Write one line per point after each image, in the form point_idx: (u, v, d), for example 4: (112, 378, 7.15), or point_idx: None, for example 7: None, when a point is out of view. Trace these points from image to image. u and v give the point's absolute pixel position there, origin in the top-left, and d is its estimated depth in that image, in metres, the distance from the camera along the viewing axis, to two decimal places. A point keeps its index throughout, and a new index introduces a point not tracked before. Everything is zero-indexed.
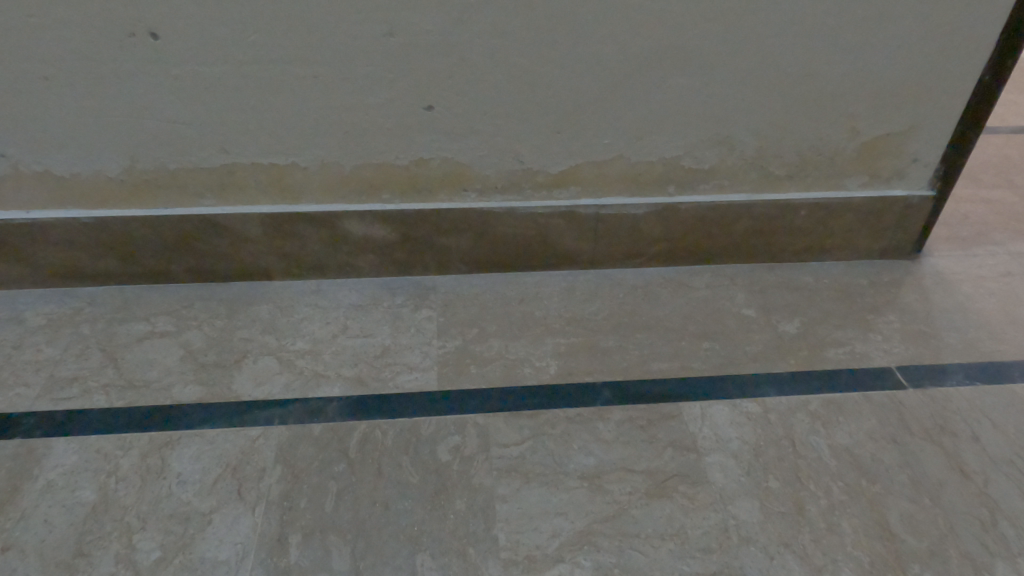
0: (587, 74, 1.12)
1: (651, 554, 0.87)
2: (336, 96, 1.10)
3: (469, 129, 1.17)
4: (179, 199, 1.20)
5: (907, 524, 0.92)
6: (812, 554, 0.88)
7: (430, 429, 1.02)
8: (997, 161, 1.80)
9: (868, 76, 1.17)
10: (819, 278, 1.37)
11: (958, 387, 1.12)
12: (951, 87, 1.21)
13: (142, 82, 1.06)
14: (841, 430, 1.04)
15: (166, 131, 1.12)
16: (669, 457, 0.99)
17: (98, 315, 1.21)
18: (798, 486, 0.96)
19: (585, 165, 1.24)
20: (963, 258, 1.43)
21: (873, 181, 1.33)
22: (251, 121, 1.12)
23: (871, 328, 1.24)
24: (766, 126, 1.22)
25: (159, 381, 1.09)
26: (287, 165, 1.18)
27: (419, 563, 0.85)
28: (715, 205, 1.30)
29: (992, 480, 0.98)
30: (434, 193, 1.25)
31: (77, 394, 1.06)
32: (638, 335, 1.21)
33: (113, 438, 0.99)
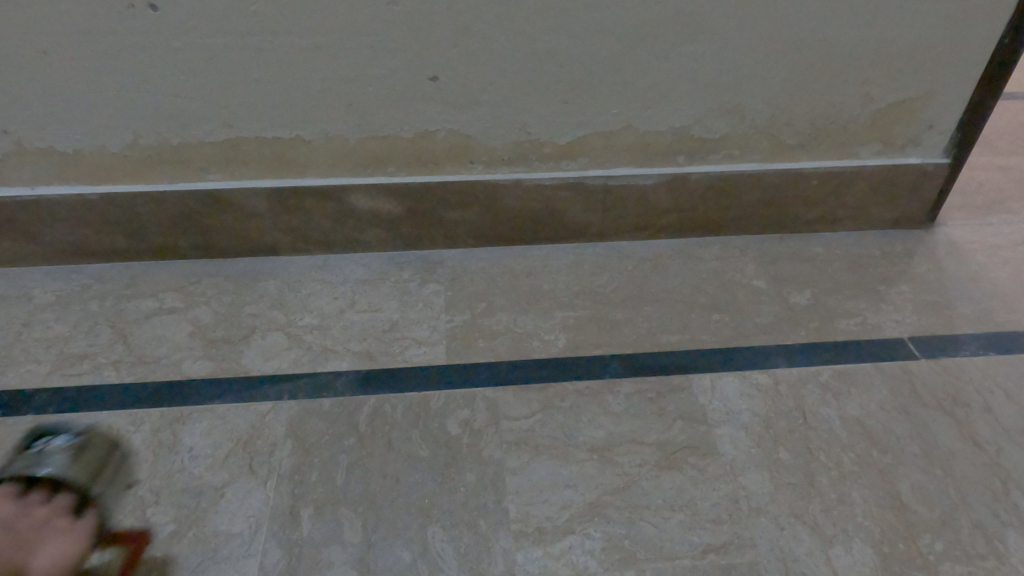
0: (595, 43, 1.10)
1: (661, 526, 0.87)
2: (340, 67, 1.09)
3: (475, 101, 1.15)
4: (184, 174, 1.19)
5: (917, 493, 0.91)
6: (822, 525, 0.88)
7: (439, 403, 1.02)
8: (1013, 128, 1.76)
9: (884, 41, 1.14)
10: (831, 248, 1.35)
11: (971, 357, 1.11)
12: (969, 51, 1.18)
13: (144, 55, 1.04)
14: (852, 401, 1.04)
15: (168, 105, 1.10)
16: (679, 429, 0.99)
17: (106, 291, 1.20)
18: (808, 457, 0.95)
19: (593, 136, 1.23)
20: (978, 227, 1.41)
21: (886, 149, 1.31)
22: (253, 94, 1.10)
23: (883, 299, 1.23)
24: (777, 94, 1.20)
25: (169, 357, 1.09)
26: (291, 139, 1.17)
27: (430, 536, 0.86)
28: (724, 175, 1.29)
29: (1005, 449, 0.97)
30: (440, 165, 1.23)
31: (88, 370, 1.06)
32: (647, 308, 1.20)
33: (124, 414, 1.00)
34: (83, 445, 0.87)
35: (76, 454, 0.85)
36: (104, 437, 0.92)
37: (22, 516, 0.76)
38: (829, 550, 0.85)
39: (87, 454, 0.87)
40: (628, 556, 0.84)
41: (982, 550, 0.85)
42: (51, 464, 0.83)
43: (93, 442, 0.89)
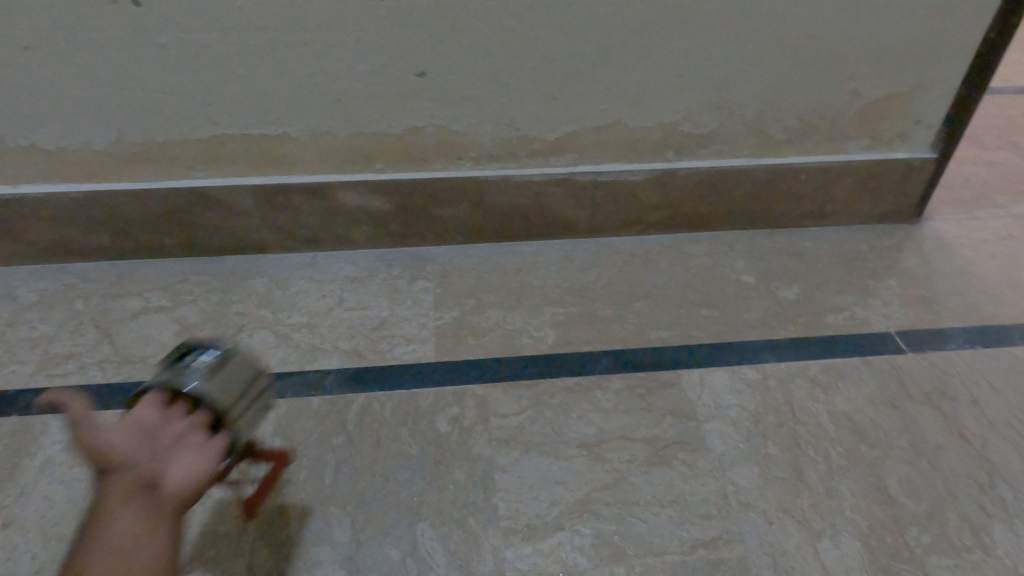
0: (583, 38, 1.10)
1: (651, 522, 0.87)
2: (326, 64, 1.08)
3: (463, 97, 1.15)
4: (170, 171, 1.18)
5: (905, 487, 0.92)
6: (810, 519, 0.88)
7: (428, 401, 1.02)
8: (1000, 123, 1.78)
9: (871, 36, 1.15)
10: (819, 243, 1.35)
11: (958, 351, 1.12)
12: (955, 46, 1.18)
13: (128, 51, 1.03)
14: (841, 395, 1.04)
15: (153, 102, 1.09)
16: (668, 425, 0.99)
17: (91, 290, 1.19)
18: (797, 452, 0.96)
19: (582, 132, 1.22)
20: (965, 221, 1.42)
21: (874, 144, 1.31)
22: (240, 90, 1.10)
23: (871, 294, 1.23)
24: (765, 89, 1.20)
25: (155, 357, 1.08)
26: (278, 136, 1.16)
27: (419, 534, 0.85)
28: (713, 170, 1.29)
29: (991, 442, 0.98)
30: (429, 162, 1.23)
31: (73, 370, 1.05)
32: (637, 304, 1.20)
33: (110, 414, 0.99)
34: (228, 358, 0.67)
35: (217, 369, 0.66)
36: (257, 361, 0.70)
37: (154, 429, 0.61)
38: (817, 544, 0.85)
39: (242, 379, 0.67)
40: (617, 552, 0.84)
41: (968, 543, 0.86)
42: (189, 380, 0.64)
43: (251, 361, 0.69)
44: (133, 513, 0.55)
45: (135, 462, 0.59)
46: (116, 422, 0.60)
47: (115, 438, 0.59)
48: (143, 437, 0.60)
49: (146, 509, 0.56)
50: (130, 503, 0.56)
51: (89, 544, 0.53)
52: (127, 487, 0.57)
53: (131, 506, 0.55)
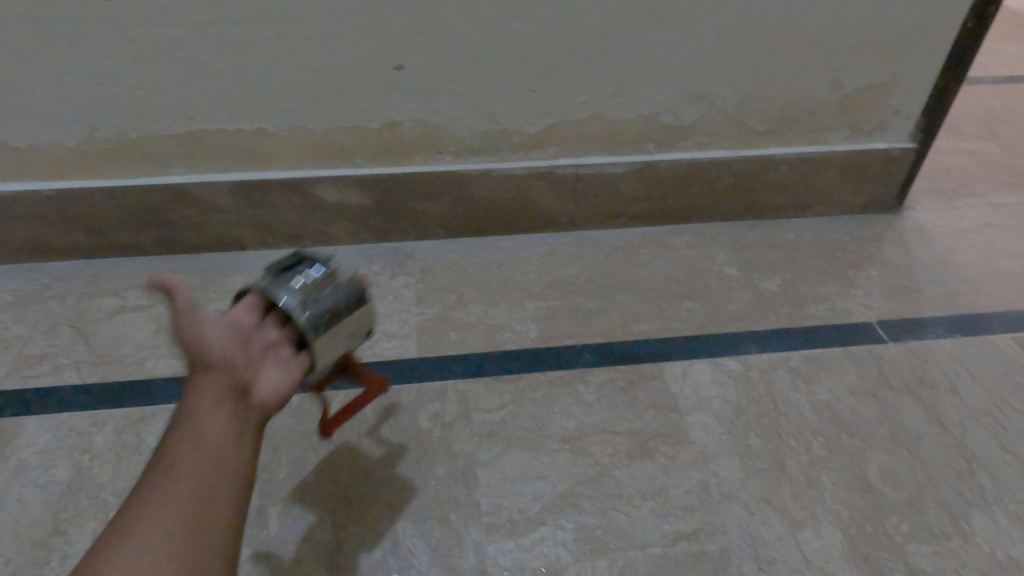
0: (562, 30, 1.09)
1: (633, 515, 0.87)
2: (302, 57, 1.06)
3: (442, 90, 1.14)
4: (145, 168, 1.17)
5: (885, 476, 0.92)
6: (792, 509, 0.88)
7: (409, 397, 1.01)
8: (979, 112, 1.79)
9: (849, 27, 1.15)
10: (801, 234, 1.36)
11: (937, 340, 1.12)
12: (933, 36, 1.18)
13: (98, 46, 1.01)
14: (822, 385, 1.04)
15: (126, 98, 1.07)
16: (650, 418, 0.99)
17: (66, 290, 1.17)
18: (779, 443, 0.96)
19: (563, 125, 1.22)
20: (945, 211, 1.42)
21: (854, 134, 1.32)
22: (214, 85, 1.08)
23: (853, 284, 1.24)
24: (746, 80, 1.20)
25: (132, 356, 1.06)
26: (254, 131, 1.14)
27: (401, 531, 0.85)
28: (695, 162, 1.28)
29: (970, 430, 0.98)
30: (409, 156, 1.22)
31: (48, 371, 1.03)
32: (619, 297, 1.20)
33: (86, 415, 0.97)
34: (318, 280, 0.76)
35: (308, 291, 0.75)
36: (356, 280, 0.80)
37: (252, 333, 0.72)
38: (798, 535, 0.86)
39: (325, 303, 0.75)
40: (600, 545, 0.84)
41: (947, 530, 0.87)
42: (283, 293, 0.74)
43: (342, 284, 0.78)
44: (223, 414, 0.64)
45: (231, 360, 0.68)
46: (221, 318, 0.71)
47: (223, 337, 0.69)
48: (241, 339, 0.70)
49: (204, 446, 0.60)
50: (218, 406, 0.64)
51: (176, 440, 0.60)
52: (217, 388, 0.66)
53: (219, 410, 0.64)
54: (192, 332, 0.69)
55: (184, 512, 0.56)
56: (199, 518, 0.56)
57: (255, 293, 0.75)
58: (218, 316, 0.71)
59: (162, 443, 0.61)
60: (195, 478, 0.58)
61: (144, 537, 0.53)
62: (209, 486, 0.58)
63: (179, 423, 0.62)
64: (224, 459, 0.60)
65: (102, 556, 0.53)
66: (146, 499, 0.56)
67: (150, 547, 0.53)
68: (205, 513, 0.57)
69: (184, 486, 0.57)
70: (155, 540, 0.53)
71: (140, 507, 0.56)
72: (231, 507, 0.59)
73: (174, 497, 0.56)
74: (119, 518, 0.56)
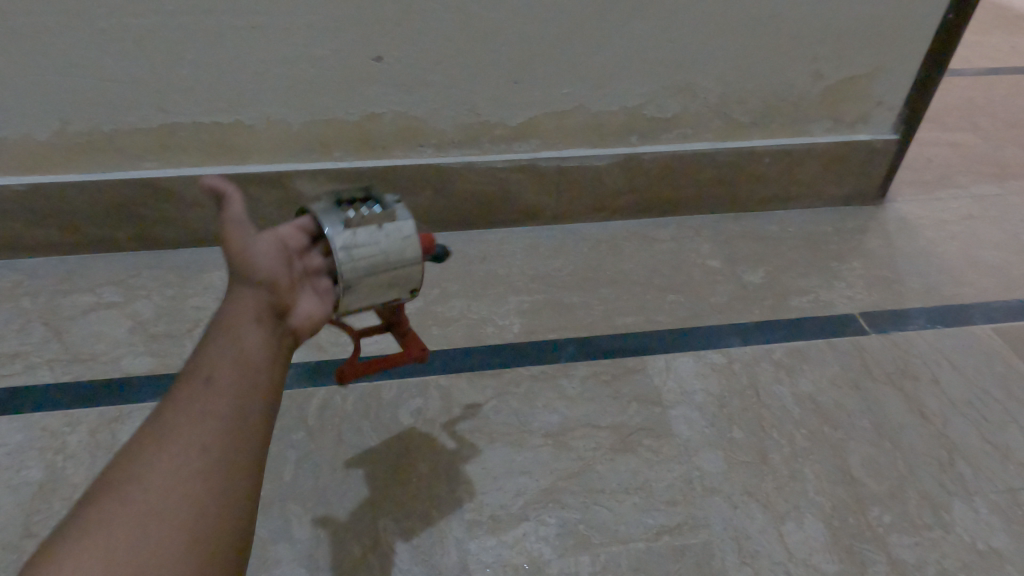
0: (543, 20, 1.08)
1: (616, 509, 0.87)
2: (279, 48, 1.04)
3: (422, 82, 1.12)
4: (119, 162, 1.14)
5: (867, 467, 0.92)
6: (774, 502, 0.88)
7: (391, 394, 1.00)
8: (961, 104, 1.80)
9: (832, 17, 1.14)
10: (785, 226, 1.35)
11: (919, 331, 1.13)
12: (914, 27, 1.19)
13: (67, 36, 0.98)
14: (805, 377, 1.04)
15: (97, 89, 1.05)
16: (633, 412, 0.98)
17: (39, 286, 1.14)
18: (762, 435, 0.96)
19: (545, 117, 1.20)
20: (927, 202, 1.43)
21: (837, 126, 1.32)
22: (189, 76, 1.06)
23: (836, 276, 1.24)
24: (728, 72, 1.19)
25: (108, 354, 1.04)
26: (231, 124, 1.12)
27: (381, 529, 0.84)
28: (678, 154, 1.28)
29: (951, 421, 0.99)
30: (389, 149, 1.20)
31: (19, 370, 1.01)
32: (603, 290, 1.19)
33: (59, 415, 0.95)
34: (367, 220, 0.71)
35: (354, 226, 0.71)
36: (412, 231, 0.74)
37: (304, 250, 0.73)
38: (781, 527, 0.85)
39: (364, 245, 0.70)
40: (582, 540, 0.84)
41: (928, 521, 0.87)
42: (328, 223, 0.70)
43: (393, 230, 0.72)
44: (263, 330, 0.64)
45: (280, 276, 0.68)
46: (274, 234, 0.70)
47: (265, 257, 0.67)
48: (298, 252, 0.72)
49: (235, 363, 0.60)
50: (254, 322, 0.63)
51: (212, 349, 0.60)
52: (256, 304, 0.65)
53: (257, 327, 0.64)
54: (232, 249, 0.66)
55: (210, 425, 0.56)
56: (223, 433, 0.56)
57: (307, 220, 0.74)
58: (266, 233, 0.69)
59: (196, 356, 0.61)
60: (224, 394, 0.58)
61: (173, 446, 0.54)
62: (236, 404, 0.58)
63: (212, 339, 0.62)
64: (254, 378, 0.60)
65: (127, 459, 0.54)
66: (172, 409, 0.57)
67: (175, 458, 0.53)
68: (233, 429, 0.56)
69: (208, 401, 0.57)
70: (179, 448, 0.54)
71: (167, 416, 0.56)
72: (255, 429, 0.58)
73: (202, 410, 0.56)
74: (151, 424, 0.57)
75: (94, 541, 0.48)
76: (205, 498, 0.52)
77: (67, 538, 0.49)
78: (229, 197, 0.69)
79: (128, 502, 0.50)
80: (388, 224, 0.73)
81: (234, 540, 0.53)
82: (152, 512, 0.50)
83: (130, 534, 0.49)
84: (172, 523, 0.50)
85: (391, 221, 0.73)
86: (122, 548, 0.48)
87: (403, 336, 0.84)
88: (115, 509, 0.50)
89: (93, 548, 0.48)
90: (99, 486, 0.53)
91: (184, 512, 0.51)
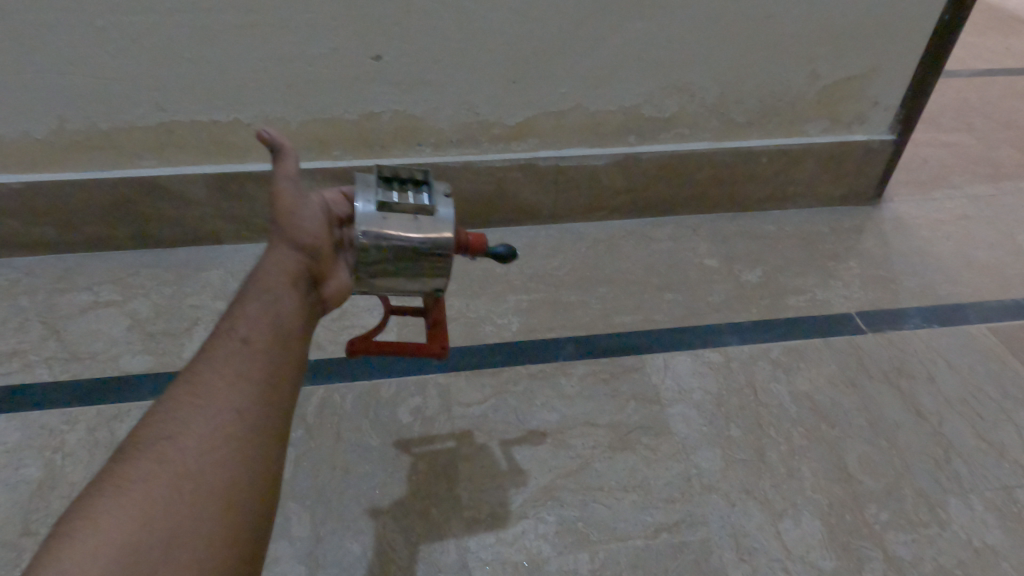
0: (541, 20, 1.08)
1: (614, 507, 0.87)
2: (277, 47, 1.04)
3: (421, 81, 1.12)
4: (117, 160, 1.14)
5: (864, 465, 0.93)
6: (772, 499, 0.89)
7: (389, 392, 1.00)
8: (956, 105, 1.81)
9: (829, 18, 1.15)
10: (782, 226, 1.36)
11: (915, 330, 1.13)
12: (910, 28, 1.19)
13: (66, 34, 0.98)
14: (802, 376, 1.05)
15: (96, 88, 1.05)
16: (631, 410, 0.99)
17: (36, 285, 1.14)
18: (759, 433, 0.96)
19: (543, 116, 1.21)
20: (922, 202, 1.44)
21: (833, 126, 1.32)
22: (187, 75, 1.06)
23: (832, 275, 1.24)
24: (726, 72, 1.20)
25: (106, 352, 1.04)
26: (230, 122, 1.13)
27: (380, 527, 0.84)
28: (676, 154, 1.28)
29: (946, 419, 0.99)
30: (388, 148, 1.20)
31: (17, 369, 1.00)
32: (601, 289, 1.19)
33: (57, 413, 0.95)
34: (401, 207, 0.65)
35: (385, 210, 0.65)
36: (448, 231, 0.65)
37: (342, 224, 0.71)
38: (779, 524, 0.86)
39: (388, 232, 0.64)
40: (581, 538, 0.84)
41: (924, 518, 0.87)
42: (361, 198, 0.65)
43: (426, 224, 0.65)
44: (296, 298, 0.64)
45: (322, 245, 0.67)
46: (320, 200, 0.69)
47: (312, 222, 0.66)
48: (339, 220, 0.71)
49: (271, 328, 0.60)
50: (288, 289, 0.63)
51: (250, 312, 0.61)
52: (294, 271, 0.65)
53: (292, 292, 0.64)
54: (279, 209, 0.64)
55: (245, 388, 0.56)
56: (257, 399, 0.56)
57: (345, 190, 0.72)
58: (312, 197, 0.68)
59: (230, 317, 0.61)
60: (260, 361, 0.58)
61: (209, 407, 0.54)
62: (271, 370, 0.58)
63: (247, 301, 0.62)
64: (286, 348, 0.61)
65: (162, 416, 0.53)
66: (207, 368, 0.57)
67: (211, 419, 0.53)
68: (266, 395, 0.57)
69: (243, 365, 0.57)
70: (218, 408, 0.54)
71: (203, 375, 0.56)
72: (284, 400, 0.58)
73: (238, 373, 0.56)
74: (183, 381, 0.56)
75: (131, 494, 0.47)
76: (239, 461, 0.52)
77: (101, 488, 0.48)
78: (283, 153, 0.65)
79: (164, 458, 0.50)
80: (423, 218, 0.66)
81: (263, 506, 0.53)
82: (187, 472, 0.50)
83: (167, 492, 0.48)
84: (208, 483, 0.50)
85: (428, 217, 0.66)
86: (160, 505, 0.47)
87: (430, 325, 0.77)
88: (152, 465, 0.50)
89: (128, 502, 0.47)
90: (132, 442, 0.52)
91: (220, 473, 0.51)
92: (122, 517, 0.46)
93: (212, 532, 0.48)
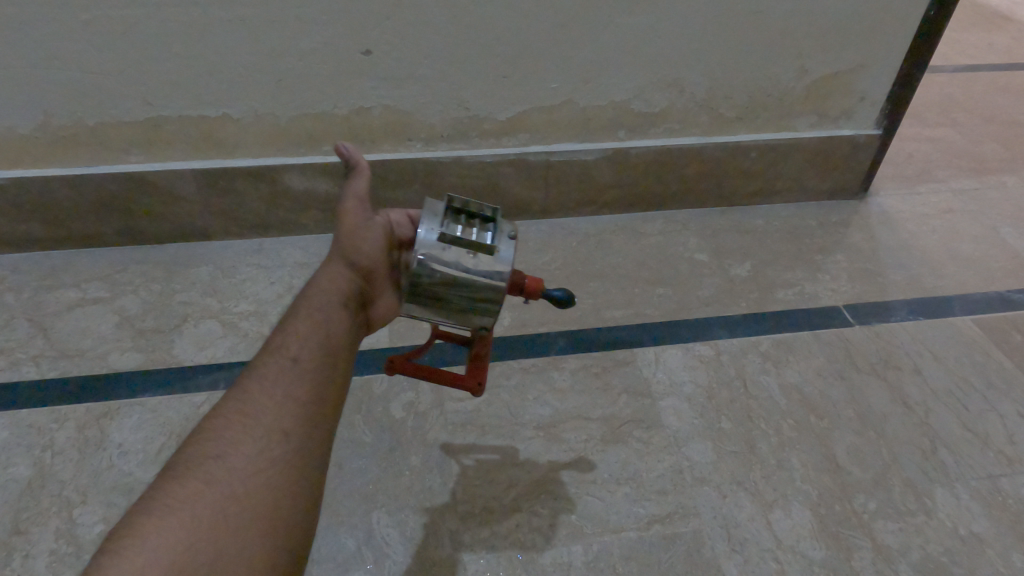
0: (532, 14, 1.08)
1: (607, 500, 0.88)
2: (267, 41, 1.04)
3: (412, 76, 1.12)
4: (104, 156, 1.13)
5: (853, 456, 0.94)
6: (763, 490, 0.90)
7: (382, 387, 1.00)
8: (940, 100, 1.83)
9: (816, 13, 1.16)
10: (769, 220, 1.37)
11: (902, 323, 1.15)
12: (897, 23, 1.20)
13: (50, 28, 0.97)
14: (791, 368, 1.06)
15: (81, 83, 1.04)
16: (623, 403, 0.99)
17: (22, 283, 1.12)
18: (750, 425, 0.97)
19: (534, 112, 1.21)
20: (908, 197, 1.45)
21: (821, 121, 1.34)
22: (176, 70, 1.05)
23: (820, 268, 1.26)
24: (715, 68, 1.21)
25: (95, 350, 1.03)
26: (218, 117, 1.12)
27: (375, 521, 0.84)
28: (665, 149, 1.29)
29: (933, 410, 1.01)
30: (378, 143, 1.20)
31: (4, 367, 0.99)
32: (592, 284, 1.20)
33: (46, 411, 0.94)
34: (462, 241, 0.65)
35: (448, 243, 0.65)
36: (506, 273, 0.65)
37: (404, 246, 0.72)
38: (769, 514, 0.87)
39: (449, 265, 0.64)
40: (574, 530, 0.84)
41: (911, 507, 0.89)
42: (425, 225, 0.66)
43: (484, 263, 0.65)
44: (347, 317, 0.64)
45: (377, 264, 0.68)
46: (384, 221, 0.70)
47: (371, 240, 0.68)
48: (401, 242, 0.72)
49: (320, 345, 0.61)
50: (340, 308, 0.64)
51: (301, 330, 0.61)
52: (348, 290, 0.66)
53: (342, 309, 0.64)
54: (344, 224, 0.67)
55: (292, 407, 0.56)
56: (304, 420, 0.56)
57: (410, 212, 0.74)
58: (377, 218, 0.70)
59: (280, 334, 0.62)
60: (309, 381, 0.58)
61: (257, 429, 0.54)
62: (319, 388, 0.58)
63: (297, 318, 0.62)
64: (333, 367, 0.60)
65: (210, 434, 0.54)
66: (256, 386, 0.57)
67: (258, 442, 0.53)
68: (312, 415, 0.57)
69: (292, 385, 0.57)
70: (265, 427, 0.54)
71: (252, 392, 0.56)
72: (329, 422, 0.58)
73: (286, 392, 0.57)
74: (233, 398, 0.57)
75: (178, 513, 0.48)
76: (283, 481, 0.52)
77: (148, 505, 0.48)
78: (357, 170, 0.69)
79: (212, 480, 0.50)
80: (482, 256, 0.66)
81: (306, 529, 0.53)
82: (232, 493, 0.50)
83: (210, 513, 0.48)
84: (254, 504, 0.50)
85: (487, 256, 0.66)
86: (208, 525, 0.48)
87: (473, 358, 0.74)
88: (199, 484, 0.50)
89: (177, 524, 0.47)
90: (180, 460, 0.52)
91: (262, 492, 0.51)
92: (169, 535, 0.46)
93: (254, 552, 0.48)
